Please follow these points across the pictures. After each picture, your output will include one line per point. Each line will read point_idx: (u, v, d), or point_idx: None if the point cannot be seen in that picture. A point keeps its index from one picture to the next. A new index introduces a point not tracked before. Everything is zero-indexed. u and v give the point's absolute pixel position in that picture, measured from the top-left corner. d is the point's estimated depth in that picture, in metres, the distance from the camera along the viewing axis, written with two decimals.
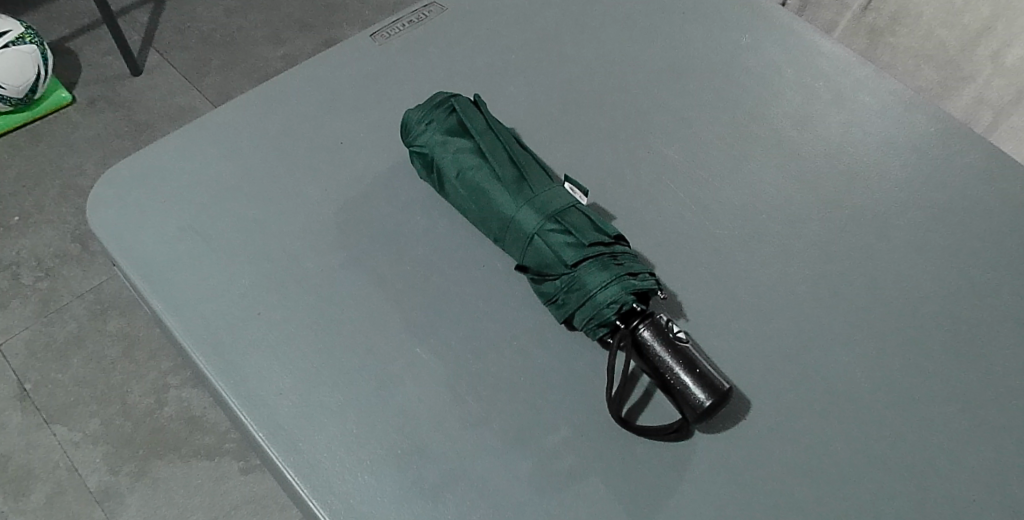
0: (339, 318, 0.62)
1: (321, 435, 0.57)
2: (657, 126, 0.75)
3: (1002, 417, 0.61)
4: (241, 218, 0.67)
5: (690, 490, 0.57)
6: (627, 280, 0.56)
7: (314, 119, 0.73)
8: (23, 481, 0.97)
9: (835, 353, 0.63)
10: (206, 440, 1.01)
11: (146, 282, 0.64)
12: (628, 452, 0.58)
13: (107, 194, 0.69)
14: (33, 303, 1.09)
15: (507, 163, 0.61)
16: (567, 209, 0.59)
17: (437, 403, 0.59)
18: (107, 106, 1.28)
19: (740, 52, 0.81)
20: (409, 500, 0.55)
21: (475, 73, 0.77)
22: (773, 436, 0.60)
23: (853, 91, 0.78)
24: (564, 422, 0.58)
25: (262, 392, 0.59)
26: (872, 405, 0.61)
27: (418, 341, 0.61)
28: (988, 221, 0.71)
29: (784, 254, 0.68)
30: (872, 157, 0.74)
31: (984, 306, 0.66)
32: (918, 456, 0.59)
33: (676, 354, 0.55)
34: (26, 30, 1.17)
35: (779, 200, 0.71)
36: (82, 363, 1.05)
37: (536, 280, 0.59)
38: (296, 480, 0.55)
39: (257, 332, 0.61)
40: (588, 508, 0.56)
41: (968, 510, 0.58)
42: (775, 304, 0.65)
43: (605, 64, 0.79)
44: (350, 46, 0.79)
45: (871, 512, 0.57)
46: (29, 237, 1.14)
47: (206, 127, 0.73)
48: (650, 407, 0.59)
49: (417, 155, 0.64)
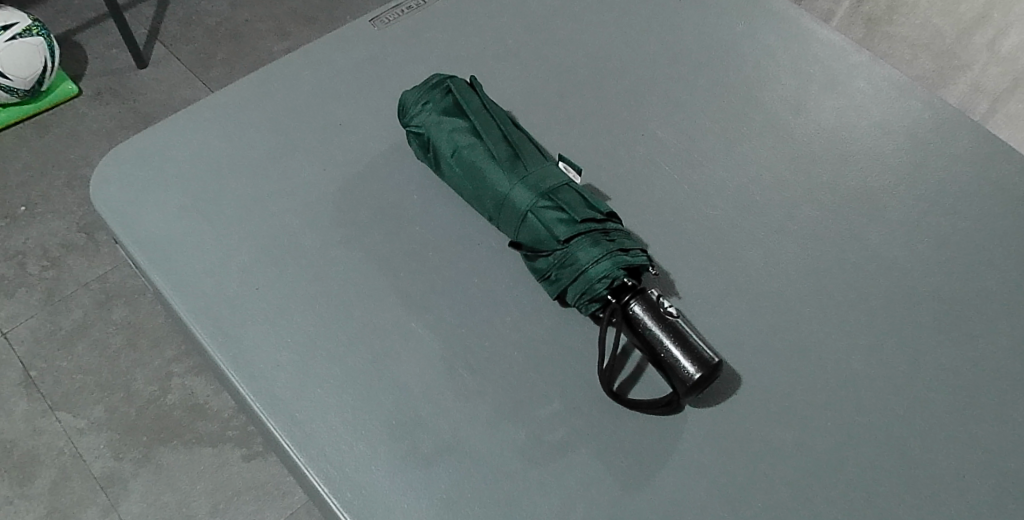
0: (336, 294, 0.63)
1: (317, 405, 0.58)
2: (652, 110, 0.76)
3: (990, 397, 0.62)
4: (241, 197, 0.68)
5: (679, 463, 0.58)
6: (618, 255, 0.57)
7: (314, 102, 0.74)
8: (29, 466, 0.99)
9: (825, 332, 0.64)
10: (208, 427, 1.02)
11: (147, 258, 0.65)
12: (620, 426, 0.59)
13: (110, 172, 0.70)
14: (39, 292, 1.11)
15: (501, 142, 0.62)
16: (560, 187, 0.60)
17: (432, 377, 0.60)
18: (113, 99, 1.29)
19: (735, 38, 0.81)
20: (404, 470, 0.56)
21: (472, 58, 0.78)
22: (762, 411, 0.60)
23: (848, 77, 0.79)
24: (556, 397, 0.59)
25: (260, 364, 0.60)
26: (862, 383, 0.62)
27: (414, 316, 0.62)
28: (981, 205, 0.72)
29: (776, 236, 0.69)
30: (866, 141, 0.74)
31: (974, 288, 0.67)
32: (905, 434, 0.60)
33: (666, 328, 0.56)
34: (32, 22, 1.19)
35: (772, 183, 0.71)
36: (87, 350, 1.07)
37: (530, 257, 0.60)
38: (292, 449, 0.57)
39: (256, 306, 0.63)
40: (579, 479, 0.57)
41: (955, 488, 0.58)
42: (766, 284, 0.66)
43: (602, 50, 0.80)
44: (349, 31, 0.80)
45: (859, 487, 0.58)
46: (35, 227, 1.16)
47: (206, 110, 0.74)
48: (642, 382, 0.60)
49: (414, 135, 0.65)
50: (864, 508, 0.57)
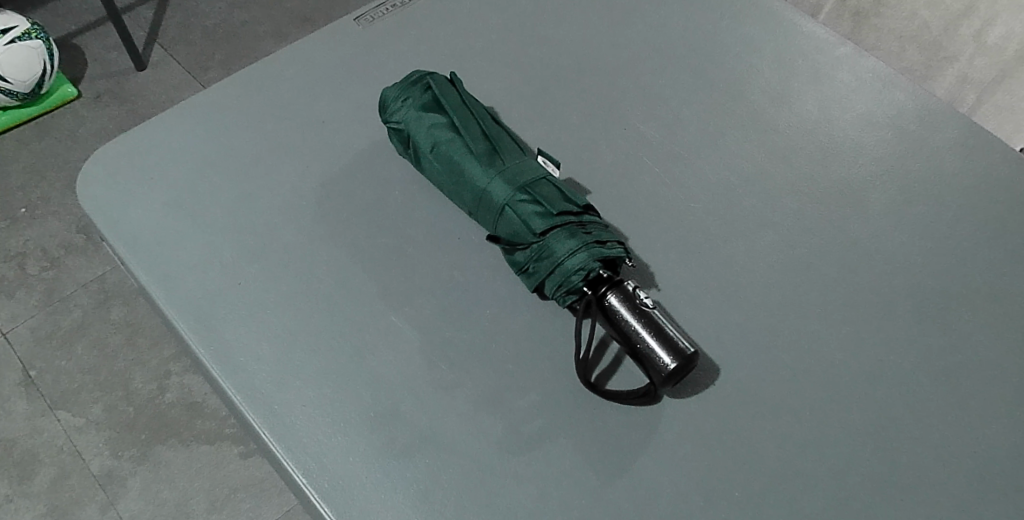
0: (316, 289, 0.64)
1: (297, 398, 0.59)
2: (635, 104, 0.76)
3: (972, 385, 0.62)
4: (225, 193, 0.69)
5: (657, 453, 0.58)
6: (594, 248, 0.58)
7: (299, 100, 0.75)
8: (29, 465, 1.00)
9: (805, 323, 0.65)
10: (205, 425, 1.03)
11: (132, 254, 0.66)
12: (597, 417, 0.59)
13: (96, 171, 0.71)
14: (39, 292, 1.12)
15: (479, 138, 0.63)
16: (537, 181, 0.61)
17: (411, 369, 0.60)
18: (111, 101, 1.30)
19: (720, 33, 0.82)
20: (382, 461, 0.57)
21: (455, 55, 0.79)
22: (740, 400, 0.61)
23: (832, 70, 0.79)
24: (534, 389, 0.60)
25: (241, 357, 0.61)
26: (842, 373, 0.63)
27: (394, 310, 0.63)
28: (966, 196, 0.71)
29: (758, 228, 0.69)
30: (849, 133, 0.74)
31: (957, 279, 0.67)
32: (884, 422, 0.61)
33: (642, 319, 0.57)
34: (32, 26, 1.20)
35: (754, 176, 0.72)
36: (85, 350, 1.08)
37: (508, 250, 0.61)
38: (271, 441, 0.58)
39: (238, 300, 0.63)
40: (557, 469, 0.57)
41: (936, 478, 0.59)
42: (746, 276, 0.66)
43: (587, 45, 0.80)
44: (334, 29, 0.81)
45: (836, 475, 0.58)
46: (35, 228, 1.17)
47: (193, 108, 0.74)
48: (619, 373, 0.61)
49: (394, 131, 0.66)
50: (842, 497, 0.58)
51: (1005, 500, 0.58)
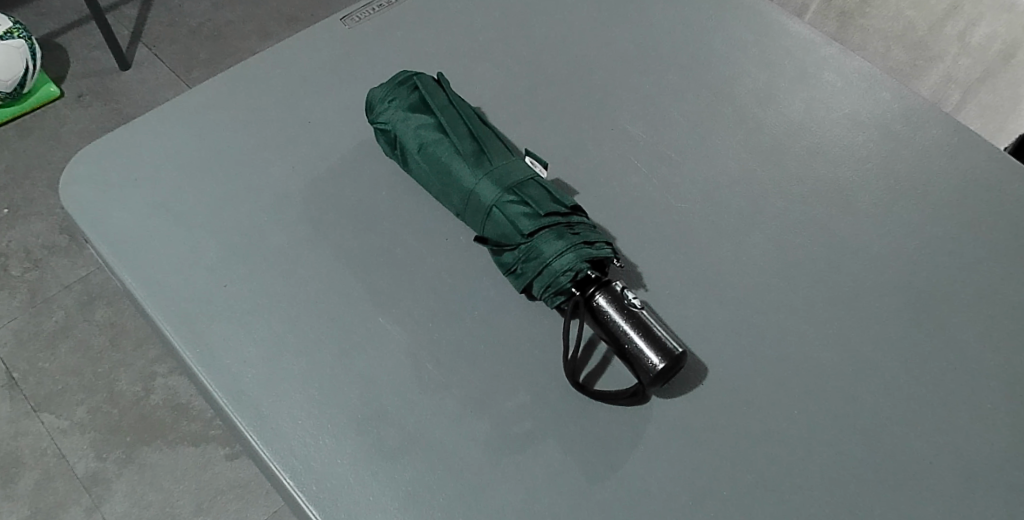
0: (303, 291, 0.63)
1: (285, 401, 0.59)
2: (622, 105, 0.76)
3: (958, 383, 0.63)
4: (211, 193, 0.68)
5: (645, 453, 0.58)
6: (582, 249, 0.58)
7: (285, 101, 0.74)
8: (13, 467, 0.99)
9: (791, 323, 0.65)
10: (192, 426, 1.02)
11: (116, 256, 0.65)
12: (585, 417, 0.59)
13: (81, 173, 0.70)
14: (21, 294, 1.11)
15: (467, 139, 0.63)
16: (525, 182, 0.61)
17: (399, 371, 0.60)
18: (95, 100, 1.29)
19: (707, 33, 0.82)
20: (369, 464, 0.57)
21: (442, 55, 0.78)
22: (727, 400, 0.61)
23: (818, 70, 0.79)
24: (522, 390, 0.60)
25: (227, 360, 0.60)
26: (829, 372, 0.63)
27: (381, 312, 0.63)
28: (953, 194, 0.72)
29: (745, 228, 0.69)
30: (835, 133, 0.75)
31: (942, 277, 0.68)
32: (871, 421, 0.61)
33: (630, 319, 0.57)
34: (14, 26, 1.18)
35: (741, 177, 0.72)
36: (70, 352, 1.07)
37: (496, 252, 0.61)
38: (258, 444, 0.57)
39: (224, 303, 0.63)
40: (546, 470, 0.57)
41: (922, 476, 0.59)
42: (733, 276, 0.67)
43: (574, 46, 0.80)
44: (320, 30, 0.80)
45: (823, 473, 0.59)
46: (18, 229, 1.16)
47: (177, 108, 0.74)
48: (607, 374, 0.61)
49: (381, 132, 0.66)
50: (828, 495, 0.58)
51: (990, 498, 0.59)
